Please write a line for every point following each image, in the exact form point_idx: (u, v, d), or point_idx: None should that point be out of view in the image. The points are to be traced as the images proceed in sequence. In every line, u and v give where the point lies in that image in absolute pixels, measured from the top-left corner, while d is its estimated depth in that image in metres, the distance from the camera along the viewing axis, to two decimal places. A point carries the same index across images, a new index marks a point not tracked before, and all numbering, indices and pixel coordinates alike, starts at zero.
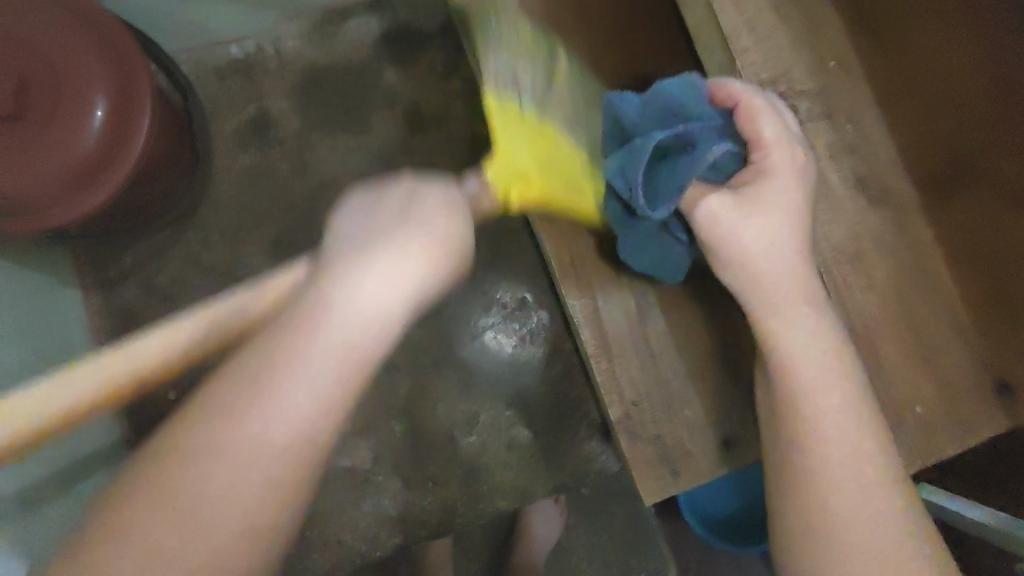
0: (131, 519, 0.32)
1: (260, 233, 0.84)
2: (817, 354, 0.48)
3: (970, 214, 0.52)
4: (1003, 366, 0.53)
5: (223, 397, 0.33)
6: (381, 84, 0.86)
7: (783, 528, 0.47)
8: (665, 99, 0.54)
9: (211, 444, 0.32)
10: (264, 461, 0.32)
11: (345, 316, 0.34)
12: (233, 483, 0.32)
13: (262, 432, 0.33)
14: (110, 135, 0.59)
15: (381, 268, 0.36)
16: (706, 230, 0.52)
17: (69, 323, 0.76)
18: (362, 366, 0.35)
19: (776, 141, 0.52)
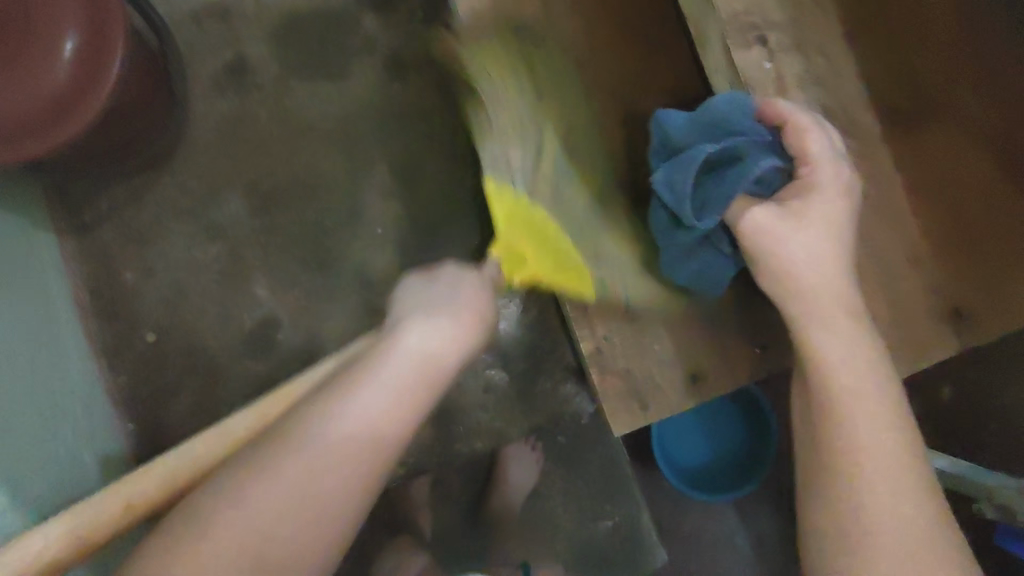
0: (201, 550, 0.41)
1: (243, 177, 0.89)
2: (860, 365, 0.50)
3: (930, 148, 0.58)
4: (956, 292, 0.58)
5: (301, 426, 0.45)
6: (359, 30, 0.90)
7: (821, 544, 0.48)
8: (715, 114, 0.56)
9: (275, 476, 0.43)
10: (324, 485, 0.43)
11: (392, 370, 0.47)
12: (294, 504, 0.43)
13: (331, 466, 0.43)
14: (82, 71, 0.69)
15: (414, 352, 0.49)
16: (753, 240, 0.55)
17: (44, 264, 0.82)
18: (410, 408, 0.47)
19: (822, 158, 0.54)
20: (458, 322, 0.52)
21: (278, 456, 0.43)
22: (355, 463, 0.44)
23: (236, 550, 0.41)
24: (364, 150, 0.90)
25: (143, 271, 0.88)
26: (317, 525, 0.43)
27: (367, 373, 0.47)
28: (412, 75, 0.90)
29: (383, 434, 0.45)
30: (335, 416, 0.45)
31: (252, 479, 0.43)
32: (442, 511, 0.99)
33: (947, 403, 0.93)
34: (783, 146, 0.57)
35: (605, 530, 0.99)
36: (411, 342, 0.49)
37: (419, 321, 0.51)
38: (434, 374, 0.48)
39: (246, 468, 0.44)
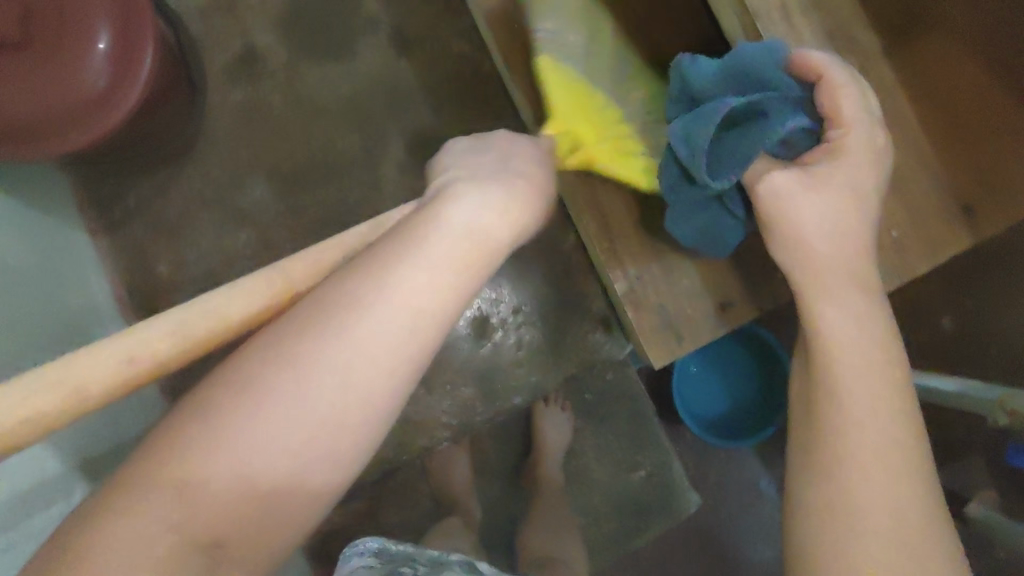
0: (191, 445, 0.31)
1: (262, 164, 0.92)
2: (864, 333, 0.49)
3: (929, 57, 0.60)
4: (966, 192, 0.63)
5: (331, 306, 0.35)
6: (363, 10, 0.93)
7: (800, 515, 0.46)
8: (747, 60, 0.56)
9: (277, 394, 0.33)
10: (327, 402, 0.33)
11: (448, 237, 0.38)
12: (280, 440, 0.32)
13: (355, 378, 0.34)
14: (115, 60, 0.72)
15: (462, 219, 0.39)
16: (768, 201, 0.55)
17: (81, 261, 0.85)
18: (462, 291, 0.38)
19: (854, 122, 0.55)
20: (516, 193, 0.43)
21: (289, 357, 0.33)
22: (376, 385, 0.34)
23: (222, 485, 0.31)
24: (377, 127, 0.93)
25: (176, 261, 0.91)
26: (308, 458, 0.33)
27: (411, 237, 0.38)
28: (417, 49, 0.93)
29: (412, 326, 0.35)
30: (356, 300, 0.35)
31: (219, 406, 0.32)
32: (484, 466, 1.07)
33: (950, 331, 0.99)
34: (815, 106, 0.57)
35: (639, 480, 1.06)
36: (458, 212, 0.40)
37: (467, 187, 0.42)
38: (491, 246, 0.40)
39: (227, 379, 0.33)
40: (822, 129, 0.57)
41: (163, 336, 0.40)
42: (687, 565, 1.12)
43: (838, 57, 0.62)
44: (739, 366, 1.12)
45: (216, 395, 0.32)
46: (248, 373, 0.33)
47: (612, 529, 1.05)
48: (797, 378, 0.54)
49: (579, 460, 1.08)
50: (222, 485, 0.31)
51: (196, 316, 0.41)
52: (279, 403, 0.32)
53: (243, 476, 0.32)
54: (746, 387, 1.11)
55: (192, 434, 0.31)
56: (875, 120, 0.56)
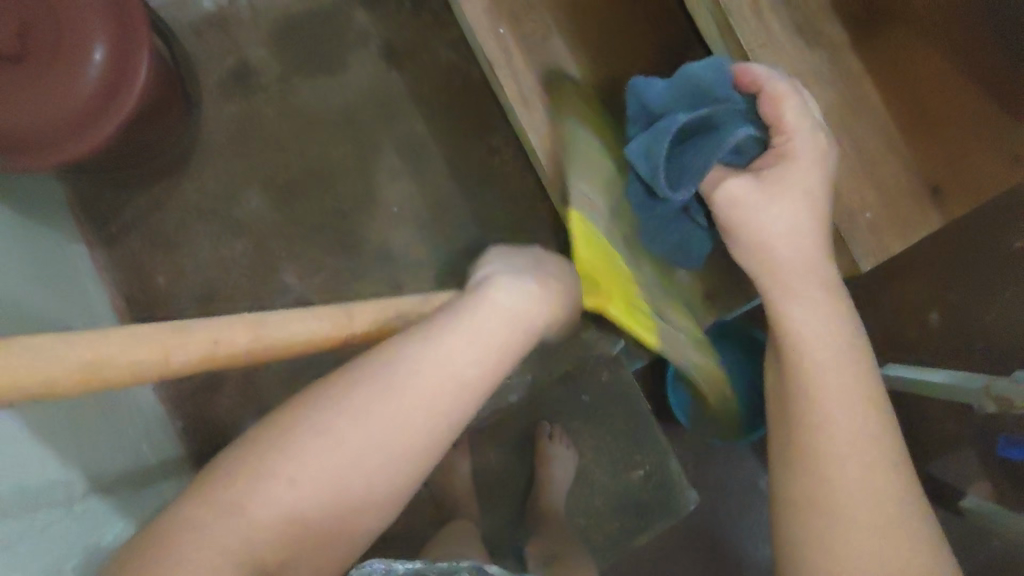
0: (257, 488, 0.42)
1: (257, 176, 0.94)
2: (826, 330, 0.51)
3: (886, 48, 0.66)
4: (934, 173, 0.64)
5: (388, 362, 0.46)
6: (353, 24, 0.96)
7: (783, 503, 0.50)
8: (693, 78, 0.56)
9: (340, 435, 0.43)
10: (382, 446, 0.44)
11: (493, 313, 0.49)
12: (340, 479, 0.43)
13: (410, 417, 0.45)
14: (110, 74, 0.74)
15: (505, 304, 0.50)
16: (727, 212, 0.57)
17: (80, 274, 0.87)
18: (506, 355, 0.49)
19: (798, 125, 0.55)
20: (548, 290, 0.54)
21: (352, 397, 0.44)
22: (407, 459, 0.45)
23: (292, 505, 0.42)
24: (369, 137, 0.96)
25: (174, 274, 0.93)
26: (364, 489, 0.44)
27: (464, 316, 0.49)
28: (406, 61, 0.96)
29: (443, 405, 0.46)
30: (410, 380, 0.45)
31: (300, 442, 0.43)
32: (482, 468, 1.09)
33: (938, 327, 1.00)
34: (759, 116, 0.57)
35: (638, 479, 1.05)
36: (500, 298, 0.50)
37: (511, 282, 0.52)
38: (526, 329, 0.50)
39: (303, 413, 0.44)
40: (768, 135, 0.58)
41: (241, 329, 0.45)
42: (687, 564, 1.13)
43: (807, 50, 0.64)
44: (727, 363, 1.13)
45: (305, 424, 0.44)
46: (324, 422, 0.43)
47: (613, 532, 1.04)
48: (769, 376, 0.56)
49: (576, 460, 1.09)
50: (275, 518, 0.42)
51: (266, 326, 0.47)
52: (340, 450, 0.43)
53: (300, 507, 0.43)
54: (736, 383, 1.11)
55: (263, 475, 0.42)
56: (819, 125, 0.57)
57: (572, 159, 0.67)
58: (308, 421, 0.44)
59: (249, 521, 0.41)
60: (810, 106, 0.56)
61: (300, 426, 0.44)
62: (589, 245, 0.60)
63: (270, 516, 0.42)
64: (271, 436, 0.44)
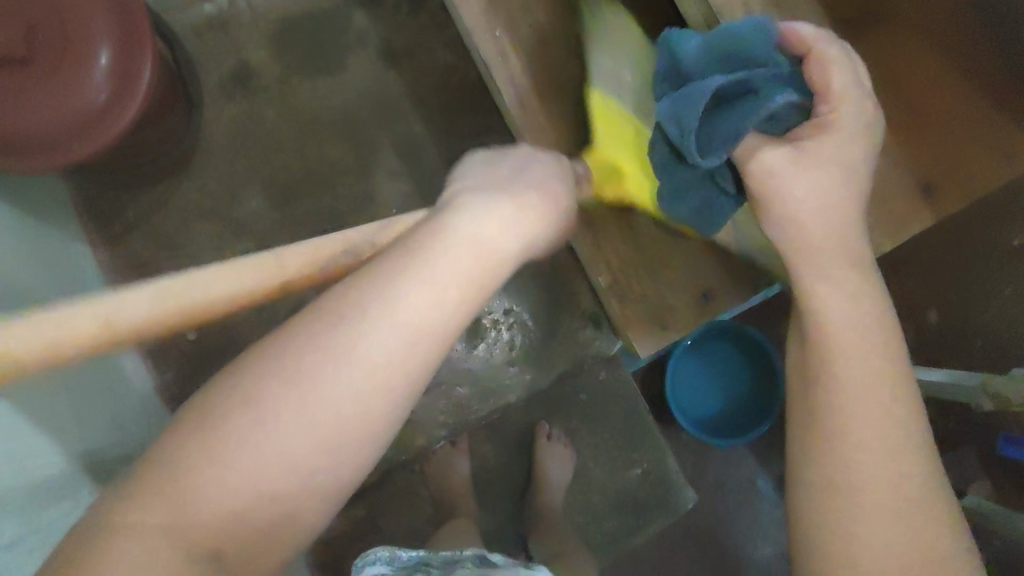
0: (216, 454, 0.36)
1: (258, 176, 0.95)
2: (858, 304, 0.51)
3: (881, 49, 0.66)
4: (927, 171, 0.66)
5: (350, 294, 0.40)
6: (352, 26, 0.97)
7: (802, 485, 0.49)
8: (738, 38, 0.55)
9: (298, 379, 0.38)
10: (348, 384, 0.39)
11: (465, 235, 0.43)
12: (305, 426, 0.38)
13: (379, 351, 0.39)
14: (112, 78, 0.75)
15: (478, 225, 0.44)
16: (761, 180, 0.56)
17: (85, 275, 0.87)
18: (485, 276, 0.43)
19: (842, 95, 0.55)
20: (523, 212, 0.47)
21: (309, 339, 0.39)
22: (380, 397, 0.40)
23: (255, 467, 0.37)
24: (369, 137, 0.97)
25: (176, 273, 0.94)
26: (338, 435, 0.39)
27: (422, 251, 0.42)
28: (404, 63, 0.97)
29: (417, 336, 0.40)
30: (373, 310, 0.39)
31: (232, 413, 0.37)
32: (483, 466, 1.09)
33: (935, 324, 1.01)
34: (803, 81, 0.57)
35: (636, 477, 1.06)
36: (471, 219, 0.44)
37: (484, 201, 0.46)
38: (504, 250, 0.45)
39: (254, 362, 0.39)
40: (811, 103, 0.57)
41: (196, 288, 0.44)
42: (686, 561, 1.13)
43: None
44: (726, 362, 1.13)
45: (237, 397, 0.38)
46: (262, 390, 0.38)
47: (610, 529, 1.06)
48: (793, 351, 0.56)
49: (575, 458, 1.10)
50: (245, 486, 0.37)
51: (216, 277, 0.45)
52: (285, 410, 0.38)
53: (262, 467, 0.37)
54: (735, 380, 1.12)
55: (213, 436, 0.37)
56: (866, 94, 0.56)
57: (604, 35, 0.72)
58: (243, 390, 0.38)
59: (213, 494, 0.36)
60: (857, 75, 0.56)
61: (231, 398, 0.38)
62: (608, 130, 0.70)
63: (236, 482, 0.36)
64: (201, 415, 0.37)
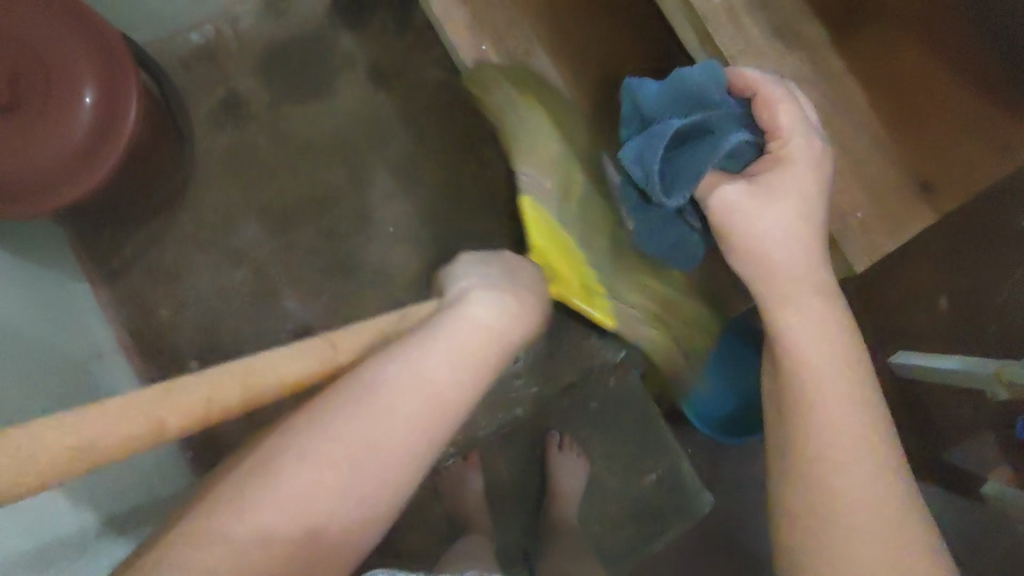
0: (228, 516, 0.39)
1: (252, 204, 0.95)
2: (823, 337, 0.51)
3: (869, 43, 0.66)
4: (922, 168, 0.65)
5: (376, 364, 0.45)
6: (339, 48, 0.97)
7: (786, 512, 0.49)
8: (686, 82, 0.56)
9: (324, 449, 0.42)
10: (371, 450, 0.43)
11: (471, 318, 0.48)
12: (323, 495, 0.42)
13: (399, 418, 0.43)
14: (100, 118, 0.75)
15: (483, 312, 0.49)
16: (725, 219, 0.55)
17: (86, 311, 0.88)
18: (489, 352, 0.48)
19: (793, 131, 0.55)
20: (522, 300, 0.53)
21: (340, 405, 0.43)
22: (391, 463, 0.43)
23: (270, 529, 0.40)
24: (361, 157, 0.96)
25: (178, 305, 0.94)
26: (350, 503, 0.42)
27: (438, 334, 0.47)
28: (393, 82, 0.97)
29: (428, 411, 0.44)
30: (393, 380, 0.44)
31: (273, 475, 0.41)
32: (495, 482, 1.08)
33: (945, 311, 0.98)
34: (754, 120, 0.57)
35: (650, 484, 1.04)
36: (479, 305, 0.50)
37: (484, 287, 0.52)
38: (505, 340, 0.49)
39: (288, 430, 0.44)
40: (763, 140, 0.57)
41: (229, 379, 0.45)
42: (707, 564, 1.12)
43: (787, 52, 0.64)
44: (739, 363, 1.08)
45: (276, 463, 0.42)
46: (296, 459, 0.42)
47: (628, 537, 1.04)
48: (767, 384, 0.55)
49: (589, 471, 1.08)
50: (256, 541, 0.39)
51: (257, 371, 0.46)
52: (323, 475, 0.42)
53: (280, 527, 0.40)
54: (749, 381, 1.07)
55: (243, 497, 0.40)
56: (813, 128, 0.56)
57: (526, 144, 0.71)
58: (286, 447, 0.42)
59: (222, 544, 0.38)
60: (804, 110, 0.55)
61: (277, 455, 0.42)
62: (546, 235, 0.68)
63: (241, 537, 0.39)
64: (233, 486, 0.41)
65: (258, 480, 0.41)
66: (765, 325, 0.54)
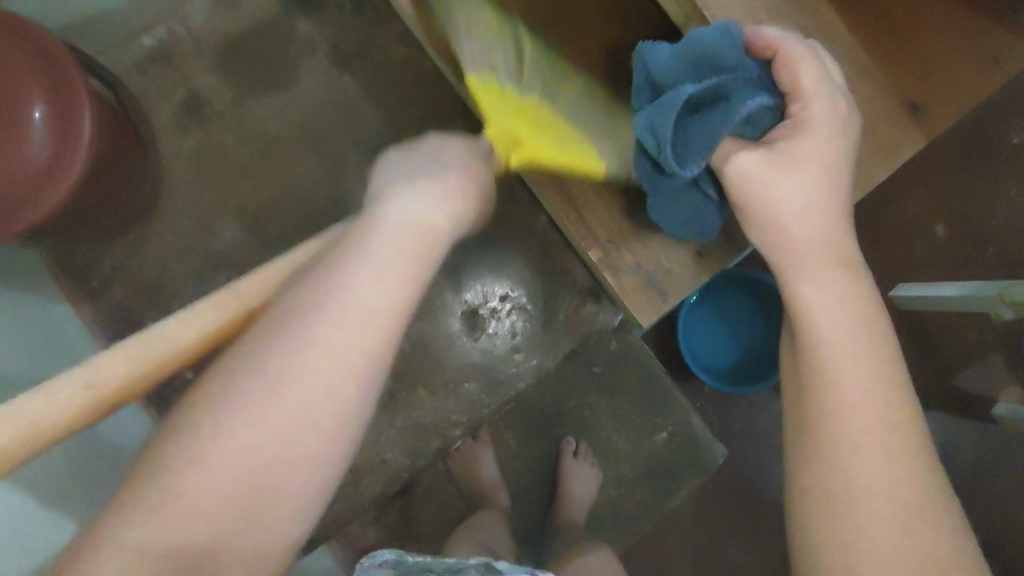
0: (188, 477, 0.42)
1: (226, 206, 0.93)
2: (845, 310, 0.49)
3: None
4: (908, 91, 0.64)
5: (301, 296, 0.47)
6: (297, 34, 0.93)
7: (799, 485, 0.48)
8: (701, 46, 0.52)
9: (266, 395, 0.44)
10: (311, 376, 0.44)
11: (388, 230, 0.51)
12: (276, 432, 0.44)
13: (340, 342, 0.45)
14: (55, 131, 0.72)
15: (400, 218, 0.51)
16: (740, 185, 0.54)
17: (69, 333, 0.86)
18: (417, 247, 0.51)
19: (815, 92, 0.52)
20: (441, 193, 0.54)
21: (274, 343, 0.45)
22: (346, 377, 0.45)
23: (235, 480, 0.42)
24: (334, 145, 0.94)
25: (163, 315, 0.92)
26: (311, 428, 0.44)
27: (355, 249, 0.49)
28: (356, 63, 0.94)
29: (364, 326, 0.46)
30: (324, 307, 0.46)
31: (220, 421, 0.43)
32: (506, 456, 1.07)
33: (945, 237, 0.96)
34: (776, 82, 0.54)
35: (664, 441, 1.05)
36: (394, 213, 0.52)
37: (395, 196, 0.53)
38: (427, 237, 0.52)
39: (225, 378, 0.45)
40: (784, 105, 0.55)
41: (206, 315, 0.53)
42: (725, 516, 1.12)
43: None
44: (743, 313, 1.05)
45: (209, 411, 0.44)
46: (234, 413, 0.43)
47: (645, 497, 1.05)
48: (785, 355, 0.54)
49: (598, 436, 1.07)
50: (231, 500, 0.42)
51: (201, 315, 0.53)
52: (260, 401, 0.44)
53: (245, 476, 0.43)
54: (754, 329, 1.04)
55: (189, 455, 0.42)
56: (838, 89, 0.54)
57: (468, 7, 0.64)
58: (222, 399, 0.44)
59: (191, 503, 0.41)
60: (827, 71, 0.53)
61: (216, 403, 0.44)
62: (499, 102, 0.62)
63: (209, 501, 0.42)
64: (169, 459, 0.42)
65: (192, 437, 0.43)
66: (781, 296, 0.53)
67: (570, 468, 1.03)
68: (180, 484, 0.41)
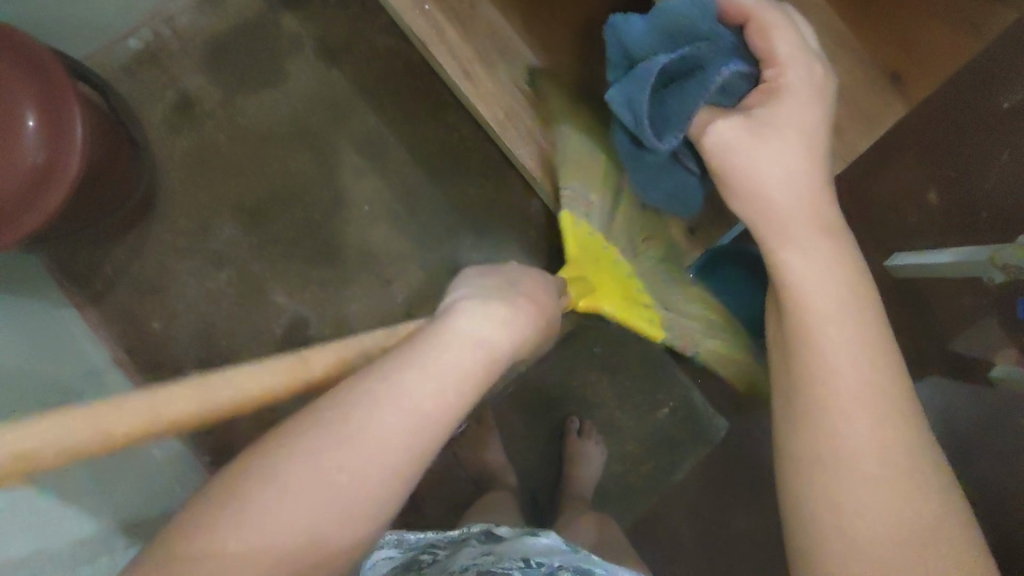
0: (216, 519, 0.35)
1: (223, 204, 0.94)
2: (829, 276, 0.50)
3: None
4: None
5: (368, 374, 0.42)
6: (284, 30, 0.94)
7: (791, 452, 0.50)
8: (674, 16, 0.54)
9: (316, 457, 0.37)
10: (368, 451, 0.38)
11: (459, 329, 0.46)
12: (318, 503, 0.37)
13: (404, 418, 0.40)
14: (47, 137, 0.73)
15: (470, 328, 0.46)
16: (718, 155, 0.55)
17: (76, 336, 0.87)
18: (487, 359, 0.46)
19: (789, 58, 0.54)
20: (511, 312, 0.49)
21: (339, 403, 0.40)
22: (401, 457, 0.40)
23: (258, 538, 0.35)
24: (325, 139, 0.94)
25: (169, 314, 0.93)
26: (351, 510, 0.37)
27: (425, 345, 0.44)
28: (344, 56, 0.94)
29: (422, 424, 0.40)
30: (392, 386, 0.41)
31: (257, 482, 0.36)
32: (511, 438, 1.09)
33: None
34: (750, 49, 0.56)
35: (666, 416, 1.09)
36: (468, 324, 0.46)
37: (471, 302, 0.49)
38: (495, 357, 0.46)
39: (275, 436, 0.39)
40: (759, 71, 0.56)
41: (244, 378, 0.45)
42: None
43: None
44: None
45: (255, 467, 0.37)
46: (281, 469, 0.37)
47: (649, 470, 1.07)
48: (771, 322, 0.56)
49: (601, 413, 1.09)
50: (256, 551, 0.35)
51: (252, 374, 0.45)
52: (330, 456, 0.38)
53: (269, 539, 0.35)
54: None
55: (221, 510, 0.35)
56: (814, 56, 0.55)
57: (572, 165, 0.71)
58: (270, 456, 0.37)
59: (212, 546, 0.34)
60: (801, 37, 0.55)
61: (268, 455, 0.38)
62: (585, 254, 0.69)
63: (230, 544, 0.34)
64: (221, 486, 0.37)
65: (245, 487, 0.36)
66: (766, 266, 0.54)
67: (574, 446, 1.04)
68: (206, 533, 0.35)
